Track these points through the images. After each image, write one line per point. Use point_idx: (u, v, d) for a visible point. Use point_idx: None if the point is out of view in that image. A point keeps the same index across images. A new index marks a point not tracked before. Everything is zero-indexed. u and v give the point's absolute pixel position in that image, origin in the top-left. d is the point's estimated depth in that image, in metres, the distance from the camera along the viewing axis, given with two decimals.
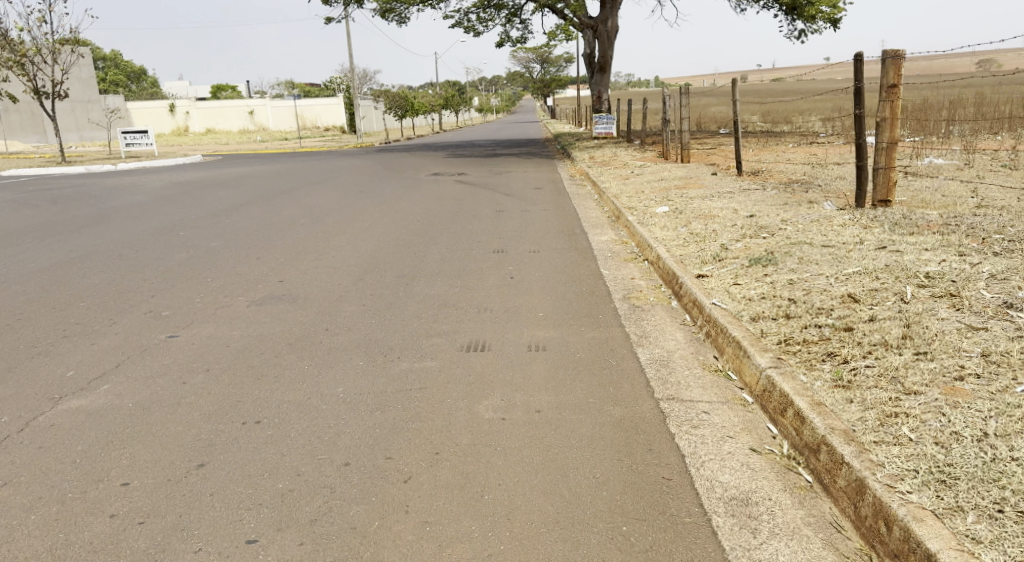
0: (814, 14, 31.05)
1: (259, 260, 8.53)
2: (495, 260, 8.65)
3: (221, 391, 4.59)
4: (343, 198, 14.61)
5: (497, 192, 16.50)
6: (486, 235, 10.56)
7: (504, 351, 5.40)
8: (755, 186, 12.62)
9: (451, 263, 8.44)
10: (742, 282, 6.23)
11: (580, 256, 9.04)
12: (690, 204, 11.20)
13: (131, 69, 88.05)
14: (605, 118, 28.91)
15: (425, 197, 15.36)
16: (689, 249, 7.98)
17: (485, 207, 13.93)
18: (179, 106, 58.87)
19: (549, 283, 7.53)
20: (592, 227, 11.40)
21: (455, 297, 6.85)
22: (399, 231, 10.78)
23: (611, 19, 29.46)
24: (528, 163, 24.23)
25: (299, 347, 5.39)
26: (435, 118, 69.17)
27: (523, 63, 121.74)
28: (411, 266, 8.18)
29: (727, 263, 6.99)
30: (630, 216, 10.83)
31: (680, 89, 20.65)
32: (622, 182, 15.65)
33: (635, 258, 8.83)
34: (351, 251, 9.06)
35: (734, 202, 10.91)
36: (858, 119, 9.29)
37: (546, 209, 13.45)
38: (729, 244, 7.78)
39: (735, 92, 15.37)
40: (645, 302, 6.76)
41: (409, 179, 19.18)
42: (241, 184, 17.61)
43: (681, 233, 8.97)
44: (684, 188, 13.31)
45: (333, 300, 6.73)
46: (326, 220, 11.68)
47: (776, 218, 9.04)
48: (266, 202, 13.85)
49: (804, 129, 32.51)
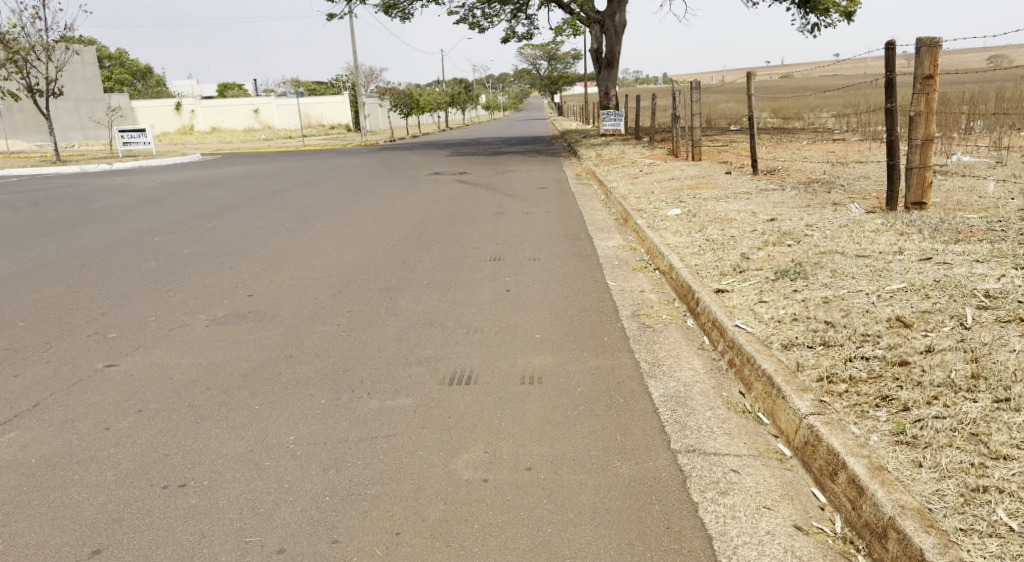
0: (828, 7, 30.15)
1: (232, 270, 7.77)
2: (492, 270, 7.88)
3: (149, 440, 3.83)
4: (337, 199, 13.84)
5: (499, 193, 15.71)
6: (484, 239, 9.77)
7: (493, 383, 4.63)
8: (772, 187, 11.81)
9: (442, 273, 7.66)
10: (769, 300, 5.45)
11: (585, 265, 8.27)
12: (703, 206, 10.41)
13: (138, 68, 87.52)
14: (613, 115, 28.12)
15: (424, 198, 14.58)
16: (705, 257, 7.19)
17: (485, 209, 13.19)
18: (184, 105, 57.88)
19: (550, 297, 6.76)
20: (598, 231, 10.61)
21: (444, 314, 6.08)
22: (391, 235, 10.00)
23: (619, 13, 28.66)
24: (532, 162, 23.43)
25: (252, 379, 4.64)
26: (441, 116, 68.35)
27: (531, 60, 120.92)
28: (397, 278, 7.40)
29: (749, 276, 6.22)
30: (639, 220, 10.07)
31: (691, 84, 19.83)
32: (630, 181, 14.87)
33: (645, 267, 8.04)
34: (335, 259, 8.30)
35: (752, 205, 10.12)
36: (889, 113, 8.57)
37: (550, 212, 12.67)
38: (750, 252, 6.99)
39: (751, 86, 14.55)
40: (657, 321, 5.98)
41: (409, 179, 18.43)
42: (233, 184, 16.87)
43: (696, 239, 8.17)
44: (696, 188, 12.53)
45: (304, 318, 5.97)
46: (315, 224, 10.93)
47: (800, 223, 8.25)
48: (254, 204, 13.11)
49: (817, 126, 31.63)
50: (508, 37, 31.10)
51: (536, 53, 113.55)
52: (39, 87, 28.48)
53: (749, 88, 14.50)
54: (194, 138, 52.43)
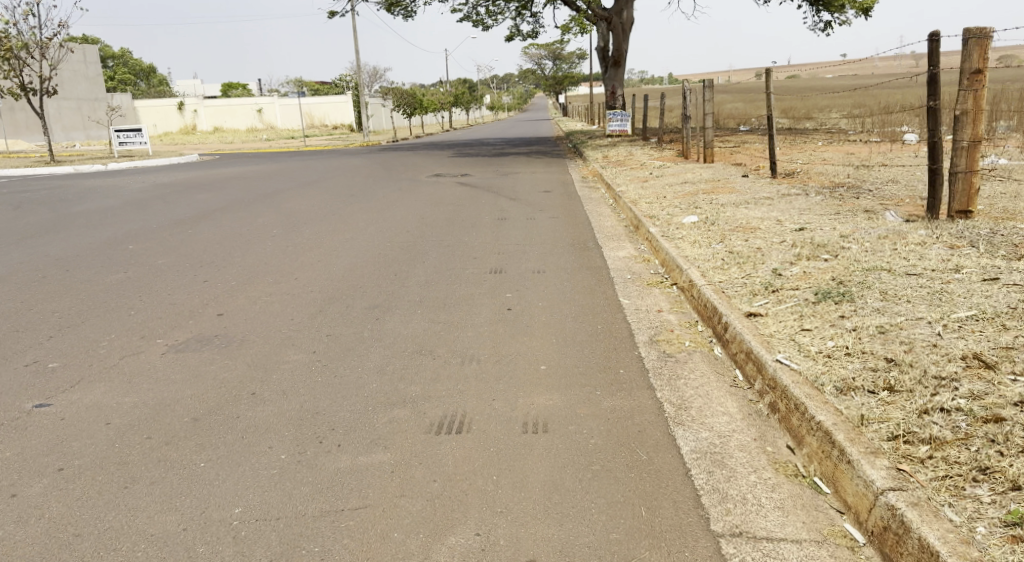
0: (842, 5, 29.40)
1: (206, 283, 7.01)
2: (492, 285, 7.15)
3: (62, 515, 3.10)
4: (331, 203, 13.10)
5: (502, 196, 14.97)
6: (485, 249, 9.03)
7: (490, 430, 3.87)
8: (793, 193, 11.09)
9: (435, 288, 6.90)
10: (813, 330, 4.74)
11: (595, 279, 7.52)
12: (722, 213, 9.68)
13: (142, 68, 86.69)
14: (620, 115, 27.37)
15: (423, 202, 13.84)
16: (730, 272, 6.46)
17: (488, 214, 12.47)
18: (188, 105, 57.20)
19: (557, 317, 6.02)
20: (607, 239, 9.87)
21: (435, 340, 5.33)
22: (386, 243, 9.26)
23: (627, 10, 27.90)
24: (536, 163, 22.69)
25: (204, 422, 3.87)
26: (445, 116, 67.68)
27: (537, 61, 120.25)
28: (388, 293, 6.66)
29: (785, 298, 5.50)
30: (652, 228, 9.36)
31: (702, 83, 19.08)
32: (640, 184, 14.18)
33: (662, 281, 7.29)
34: (322, 270, 7.56)
35: (775, 212, 9.39)
36: (930, 112, 7.83)
37: (556, 218, 11.94)
38: (780, 269, 6.26)
39: (769, 84, 13.80)
40: (680, 348, 5.23)
41: (409, 182, 17.69)
42: (225, 186, 16.07)
43: (718, 251, 7.42)
44: (712, 192, 11.83)
45: (277, 343, 5.22)
46: (305, 229, 10.18)
47: (833, 234, 7.53)
48: (244, 207, 12.38)
49: (829, 127, 30.88)
50: (513, 35, 30.37)
51: (541, 52, 112.90)
52: (32, 84, 27.73)
53: (767, 87, 13.77)
54: (197, 137, 51.74)
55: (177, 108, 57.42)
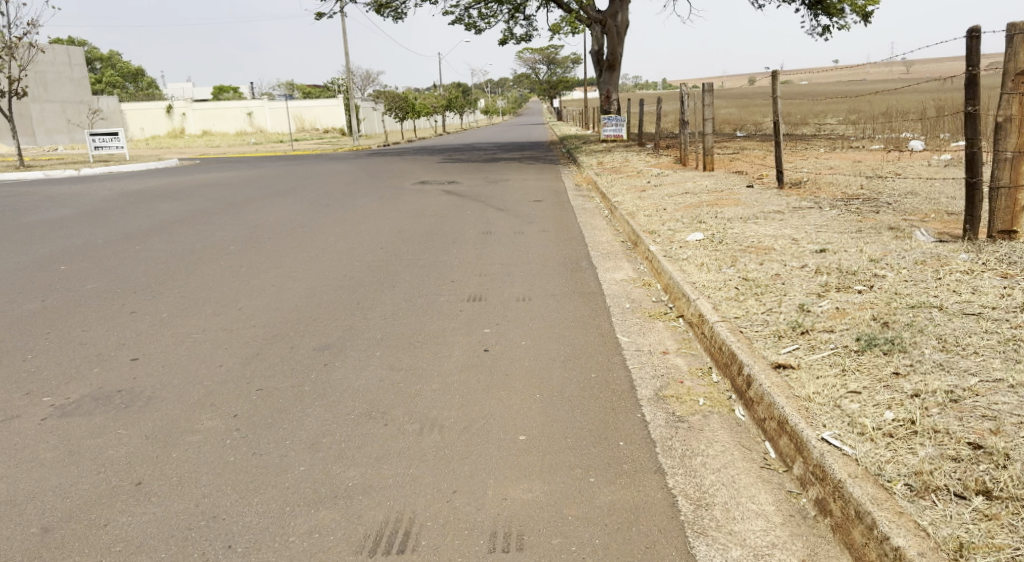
0: (842, 7, 28.56)
1: (132, 315, 5.97)
2: (469, 317, 6.14)
3: None
4: (304, 213, 12.11)
5: (490, 206, 13.98)
6: (466, 270, 8.05)
7: (444, 551, 2.94)
8: (805, 207, 10.14)
9: (402, 322, 5.88)
10: (861, 392, 3.79)
11: (589, 309, 6.51)
12: (729, 231, 8.71)
13: (130, 71, 85.19)
14: (614, 119, 26.46)
15: (403, 212, 12.84)
16: (748, 306, 5.49)
17: (472, 227, 11.51)
18: (176, 108, 56.18)
19: (543, 362, 5.01)
20: (602, 257, 8.89)
21: (391, 398, 4.30)
22: (355, 262, 8.25)
23: (621, 13, 26.98)
24: (528, 170, 21.73)
25: (58, 539, 2.98)
26: (437, 121, 66.73)
27: (531, 65, 119.39)
28: (346, 327, 5.66)
29: (820, 345, 4.52)
30: (651, 246, 8.42)
31: (701, 87, 18.13)
32: (637, 194, 13.26)
33: (665, 314, 6.29)
34: (273, 297, 6.55)
35: (789, 231, 8.43)
36: (970, 118, 6.86)
37: (546, 232, 10.96)
38: (809, 304, 5.29)
39: (775, 87, 12.84)
40: (694, 409, 4.21)
41: (393, 190, 16.67)
42: (194, 195, 14.99)
43: (730, 278, 6.43)
44: (716, 204, 10.92)
45: (192, 401, 4.23)
46: (268, 244, 9.18)
47: (861, 258, 6.57)
48: (208, 219, 11.38)
49: (829, 133, 29.99)
50: (505, 39, 29.43)
51: (535, 57, 112.25)
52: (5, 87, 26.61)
53: (775, 91, 12.84)
54: (185, 141, 50.59)
55: (166, 110, 56.36)
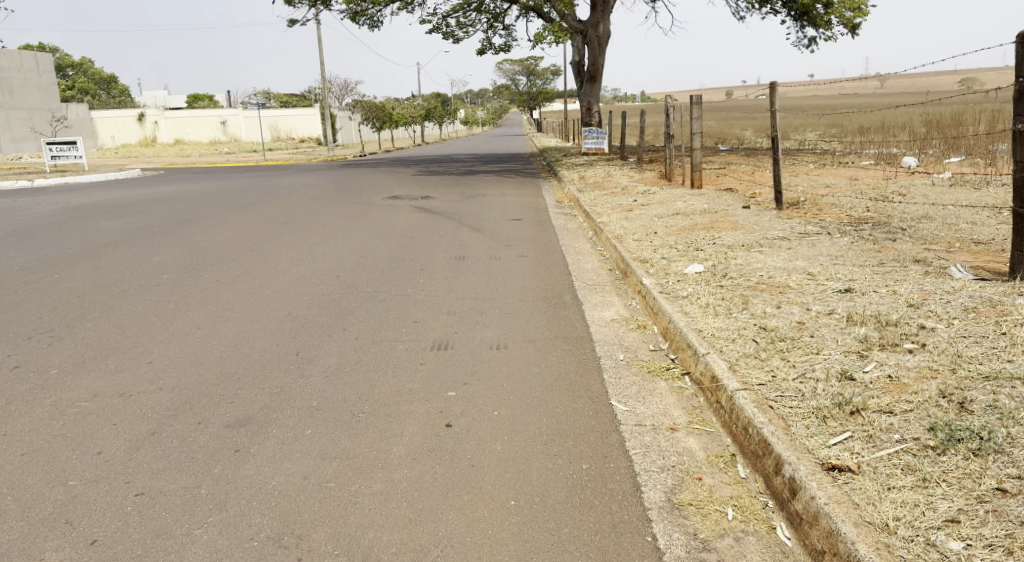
0: (829, 20, 27.89)
1: (11, 373, 4.81)
2: (429, 373, 5.04)
3: None
4: (258, 234, 10.97)
5: (465, 226, 12.92)
6: (433, 307, 6.95)
7: None
8: (811, 233, 9.19)
9: (346, 382, 4.75)
10: (959, 521, 2.85)
11: (576, 363, 5.43)
12: (732, 262, 7.73)
13: (102, 77, 82.76)
14: (596, 132, 25.50)
15: (369, 232, 11.74)
16: (773, 370, 4.43)
17: (444, 250, 10.44)
18: (148, 116, 54.52)
19: (522, 443, 3.92)
20: (588, 290, 7.86)
21: (313, 509, 3.22)
22: (305, 295, 7.13)
23: (603, 23, 26.05)
24: (507, 184, 20.67)
25: None
26: (416, 131, 65.51)
27: (511, 76, 118.63)
28: (276, 390, 4.54)
29: (882, 435, 3.47)
30: (646, 279, 7.38)
31: (690, 99, 17.18)
32: (624, 214, 12.27)
33: (667, 370, 5.20)
34: (196, 344, 5.41)
35: (800, 263, 7.46)
36: (1018, 138, 5.85)
37: (526, 257, 9.92)
38: (854, 370, 4.23)
39: (774, 100, 11.88)
40: (724, 529, 3.16)
41: (361, 205, 15.56)
42: (143, 211, 13.77)
43: (746, 326, 5.36)
44: (713, 228, 9.94)
45: (40, 524, 3.10)
46: (206, 272, 8.06)
47: (898, 304, 5.54)
48: (149, 239, 10.22)
49: (816, 147, 29.23)
50: (484, 49, 28.42)
51: (515, 68, 111.53)
52: None
53: (773, 105, 11.88)
54: (155, 151, 48.95)
55: (138, 118, 54.67)
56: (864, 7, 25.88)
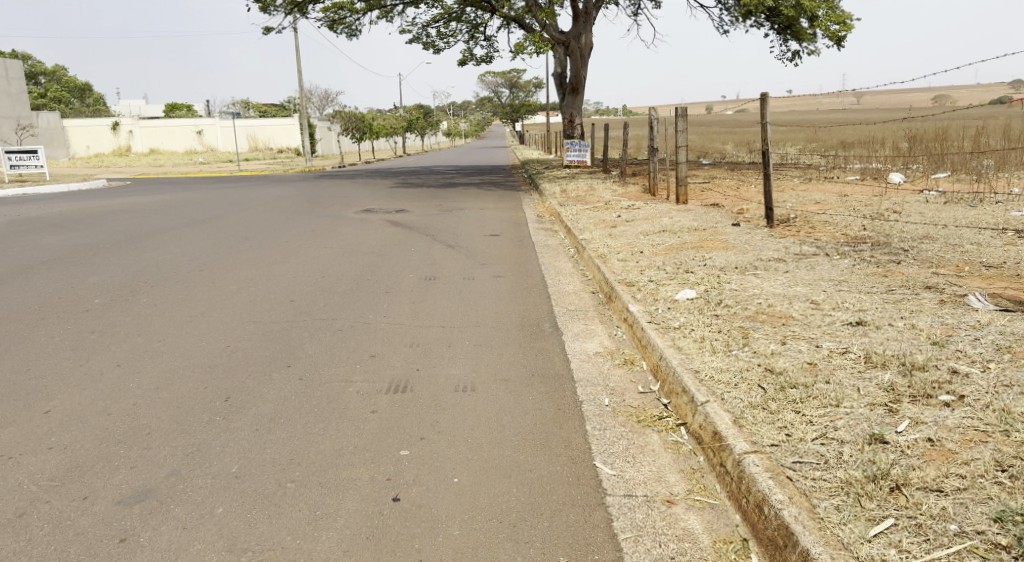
0: (814, 33, 27.45)
1: None
2: (382, 423, 4.32)
3: None
4: (213, 251, 10.24)
5: (439, 241, 12.19)
6: (394, 337, 6.22)
7: None
8: (808, 254, 8.51)
9: (275, 438, 4.04)
10: None
11: (553, 408, 4.70)
12: (726, 287, 7.04)
13: (75, 85, 81.09)
14: (578, 144, 24.78)
15: (336, 249, 11.02)
16: (787, 427, 3.75)
17: (414, 268, 9.75)
18: (123, 125, 53.44)
19: (488, 529, 3.26)
20: (569, 317, 7.15)
21: None
22: (250, 323, 6.41)
23: (585, 34, 25.47)
24: (486, 197, 19.96)
25: None
26: (397, 142, 64.70)
27: (493, 88, 118.21)
28: (190, 451, 3.85)
29: (931, 525, 2.90)
30: (633, 306, 6.68)
31: (674, 111, 16.54)
32: (607, 230, 11.60)
33: (660, 419, 4.46)
34: (108, 390, 4.70)
35: (801, 289, 6.78)
36: None
37: (502, 277, 9.21)
38: (887, 429, 3.56)
39: (765, 111, 11.17)
40: None
41: (332, 219, 14.84)
42: (97, 224, 12.98)
43: (750, 368, 4.65)
44: (703, 248, 9.28)
45: None
46: (144, 296, 7.37)
47: (923, 342, 4.84)
48: (92, 257, 9.48)
49: (801, 161, 28.72)
50: (464, 59, 27.78)
51: (497, 80, 110.96)
52: None
53: (764, 114, 11.13)
54: (127, 160, 47.86)
55: (112, 127, 53.49)
56: (850, 21, 25.45)
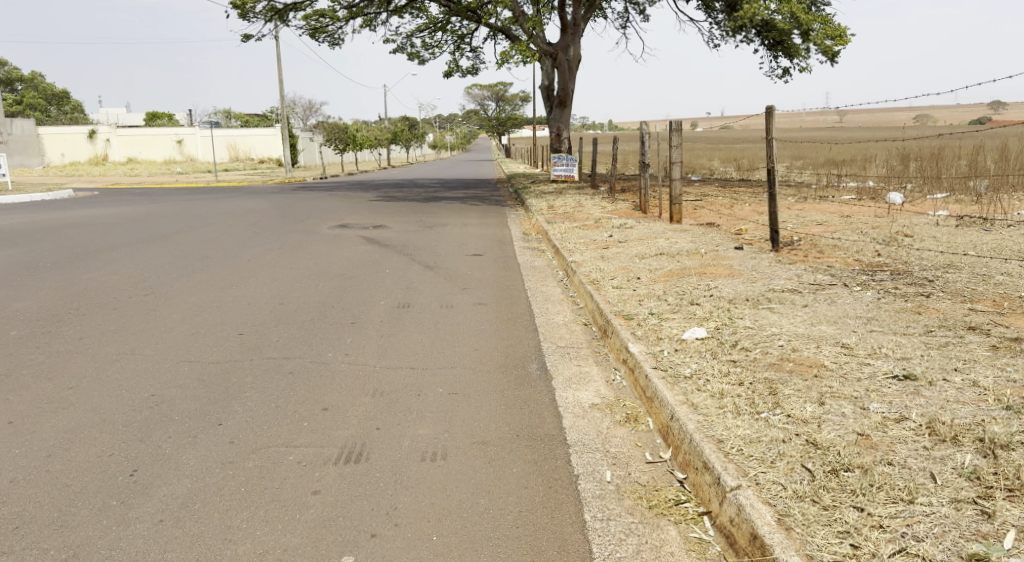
0: (807, 48, 26.77)
1: None
2: (332, 515, 3.48)
3: None
4: (164, 273, 9.38)
5: (416, 261, 11.30)
6: (354, 384, 5.32)
7: None
8: (824, 284, 7.65)
9: (182, 532, 3.37)
10: None
11: (542, 486, 3.78)
12: (739, 323, 6.15)
13: (54, 92, 79.49)
14: (565, 159, 23.95)
15: (302, 269, 10.14)
16: (850, 532, 2.94)
17: (386, 292, 8.86)
18: (101, 134, 52.23)
19: None
20: (560, 356, 6.24)
21: None
22: (185, 368, 5.57)
23: (573, 46, 24.68)
24: (469, 212, 19.05)
25: None
26: (381, 154, 63.66)
27: (480, 101, 117.50)
28: (65, 555, 3.24)
29: None
30: (634, 346, 5.75)
31: (668, 125, 15.71)
32: (599, 252, 10.74)
33: (677, 505, 3.57)
34: None
35: (826, 327, 5.90)
36: None
37: (484, 305, 8.31)
38: (991, 546, 2.78)
39: (771, 125, 10.31)
40: None
41: (303, 235, 13.93)
42: (46, 240, 12.06)
43: (785, 440, 3.77)
44: (706, 275, 8.41)
45: None
46: (70, 330, 6.53)
47: (996, 408, 3.95)
48: (28, 280, 8.64)
49: (794, 179, 27.98)
50: (450, 71, 26.97)
51: (482, 93, 110.31)
52: None
53: (771, 129, 10.25)
54: (103, 170, 46.61)
55: (89, 135, 52.20)
56: (845, 35, 24.76)
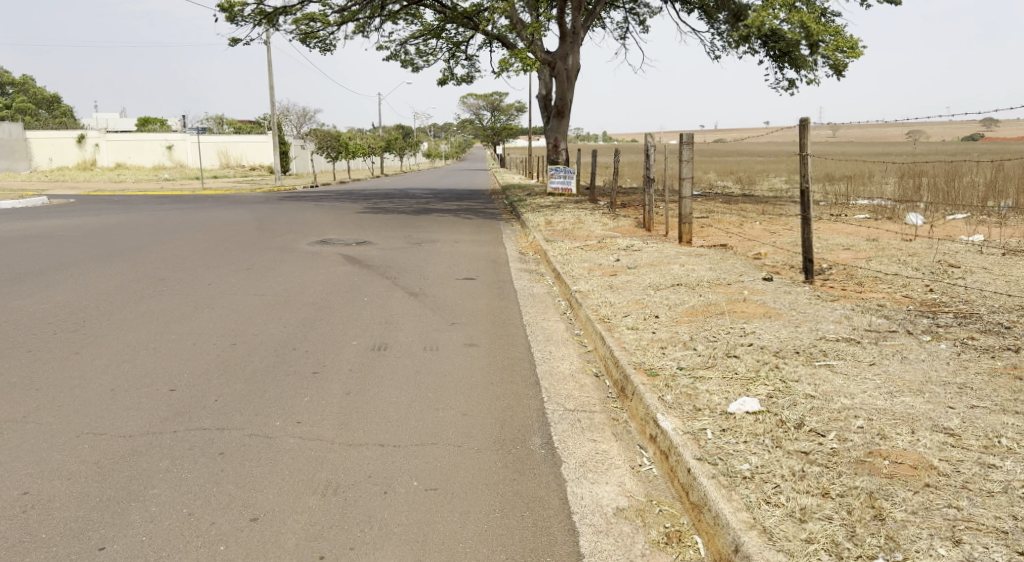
0: (815, 60, 25.55)
1: None
2: None
3: None
4: (104, 299, 8.13)
5: (400, 286, 10.06)
6: (301, 472, 4.03)
7: None
8: (883, 332, 6.35)
9: None
10: None
11: None
12: (797, 390, 4.85)
13: (45, 96, 78.29)
14: (563, 171, 22.70)
15: (267, 294, 8.89)
16: None
17: (360, 327, 7.57)
18: (89, 138, 50.67)
19: None
20: (570, 425, 4.92)
21: None
22: (84, 443, 4.31)
23: (573, 55, 23.41)
24: (462, 226, 17.80)
25: None
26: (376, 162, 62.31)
27: (477, 110, 116.32)
28: None
29: None
30: (668, 419, 4.43)
31: (678, 138, 14.43)
32: (605, 280, 9.45)
33: None
34: None
35: (912, 400, 4.60)
36: None
37: (477, 345, 7.02)
38: None
39: (805, 140, 9.01)
40: None
41: (277, 251, 12.67)
42: None
43: None
44: (737, 314, 7.12)
45: None
46: None
47: None
48: None
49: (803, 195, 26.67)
50: (444, 79, 25.72)
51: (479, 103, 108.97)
52: None
53: (805, 144, 8.95)
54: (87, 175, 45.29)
55: (77, 139, 50.80)
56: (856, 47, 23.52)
